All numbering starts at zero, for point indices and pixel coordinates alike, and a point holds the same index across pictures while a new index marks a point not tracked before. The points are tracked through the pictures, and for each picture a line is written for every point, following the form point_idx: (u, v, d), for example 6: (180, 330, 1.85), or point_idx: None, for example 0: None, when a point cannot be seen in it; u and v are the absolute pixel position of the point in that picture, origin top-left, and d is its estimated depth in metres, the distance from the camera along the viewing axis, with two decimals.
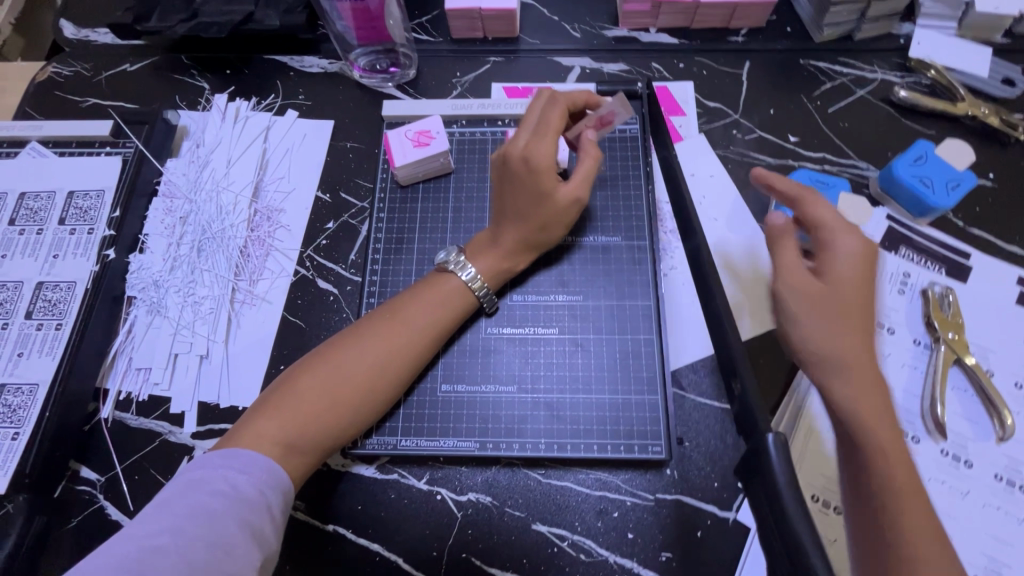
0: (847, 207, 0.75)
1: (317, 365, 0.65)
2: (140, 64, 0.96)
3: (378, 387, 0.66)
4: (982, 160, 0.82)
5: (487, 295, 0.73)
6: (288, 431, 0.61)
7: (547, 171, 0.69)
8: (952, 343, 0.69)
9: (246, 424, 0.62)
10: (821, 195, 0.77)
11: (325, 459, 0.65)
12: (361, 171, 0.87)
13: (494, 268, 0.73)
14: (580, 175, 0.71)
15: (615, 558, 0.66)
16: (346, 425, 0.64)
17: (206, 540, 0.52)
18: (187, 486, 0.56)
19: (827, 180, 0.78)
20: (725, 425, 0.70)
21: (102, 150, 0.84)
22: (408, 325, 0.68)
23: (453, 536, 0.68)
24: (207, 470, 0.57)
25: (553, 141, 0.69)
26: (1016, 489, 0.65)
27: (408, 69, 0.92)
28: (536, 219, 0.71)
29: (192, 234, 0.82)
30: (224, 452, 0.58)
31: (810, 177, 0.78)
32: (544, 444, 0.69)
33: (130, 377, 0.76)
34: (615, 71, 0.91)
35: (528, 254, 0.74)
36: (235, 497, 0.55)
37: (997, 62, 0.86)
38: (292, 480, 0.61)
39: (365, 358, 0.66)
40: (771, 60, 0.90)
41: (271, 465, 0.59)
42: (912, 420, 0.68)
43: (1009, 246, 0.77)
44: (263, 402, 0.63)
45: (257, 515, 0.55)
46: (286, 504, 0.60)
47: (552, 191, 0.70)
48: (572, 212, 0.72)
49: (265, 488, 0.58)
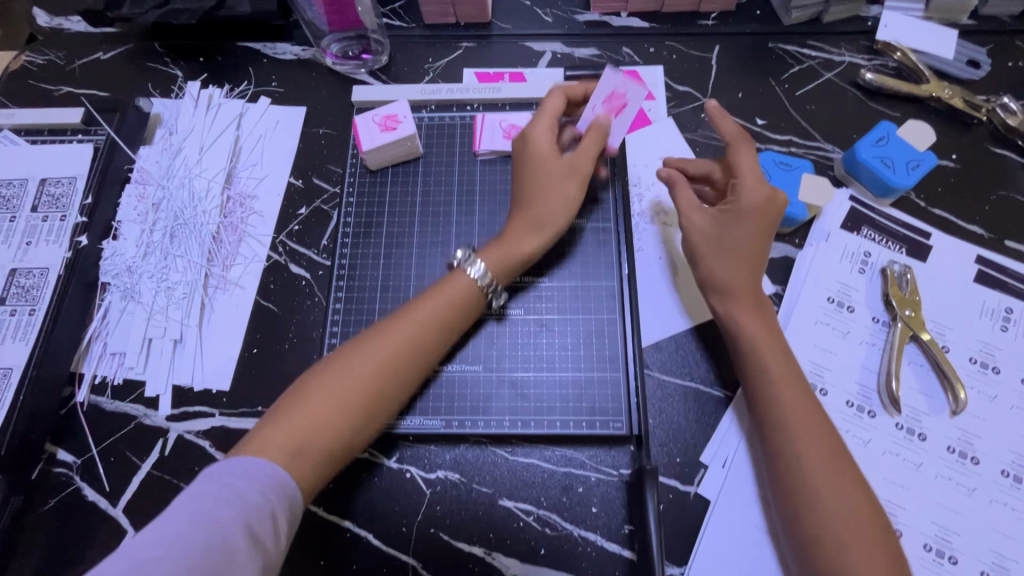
0: (810, 186, 0.74)
1: (323, 369, 0.64)
2: (113, 53, 0.96)
3: (384, 387, 0.64)
4: (945, 141, 0.83)
5: (493, 289, 0.71)
6: (296, 437, 0.60)
7: (545, 145, 0.73)
8: (909, 319, 0.71)
9: (253, 434, 0.60)
10: (787, 177, 0.77)
11: (336, 467, 0.63)
12: (333, 157, 0.87)
13: (501, 259, 0.71)
14: (585, 148, 0.73)
15: (579, 531, 0.68)
16: (353, 428, 0.62)
17: (211, 548, 0.50)
18: (194, 494, 0.54)
19: (796, 161, 0.78)
20: (688, 401, 0.71)
21: (74, 137, 0.85)
22: (415, 322, 0.67)
23: (422, 512, 0.69)
24: (212, 481, 0.55)
25: (551, 122, 0.75)
26: (968, 460, 0.66)
27: (381, 55, 0.92)
28: (543, 192, 0.72)
29: (164, 220, 0.83)
30: (231, 463, 0.57)
31: (778, 158, 0.78)
32: (509, 422, 0.71)
33: (105, 361, 0.78)
34: (586, 56, 0.92)
35: (535, 232, 0.72)
36: (241, 504, 0.53)
37: (962, 44, 0.87)
38: (299, 490, 0.59)
39: (369, 358, 0.65)
40: (740, 43, 0.90)
41: (276, 471, 0.57)
42: (868, 395, 0.69)
43: (969, 225, 0.78)
44: (273, 411, 0.62)
45: (262, 523, 0.53)
46: (292, 513, 0.58)
47: (553, 164, 0.73)
48: (578, 185, 0.73)
49: (271, 495, 0.56)
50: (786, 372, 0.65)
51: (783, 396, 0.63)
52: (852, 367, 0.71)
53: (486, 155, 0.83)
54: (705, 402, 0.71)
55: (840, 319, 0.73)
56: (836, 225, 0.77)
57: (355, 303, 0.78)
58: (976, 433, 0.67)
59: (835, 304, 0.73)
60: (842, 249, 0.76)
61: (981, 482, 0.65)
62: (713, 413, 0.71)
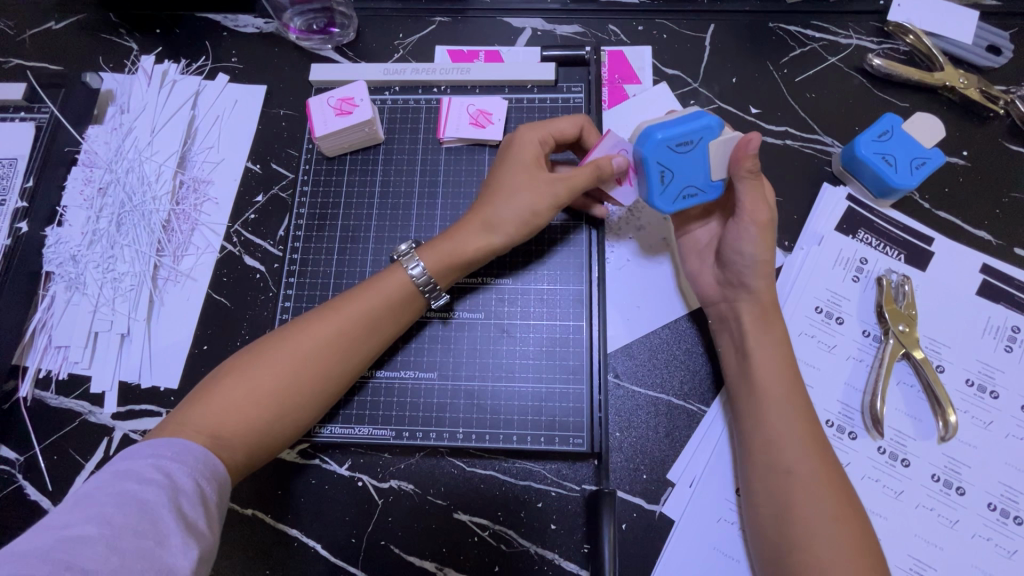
0: (717, 158, 0.61)
1: (251, 355, 0.60)
2: (65, 22, 0.89)
3: (313, 379, 0.60)
4: (956, 136, 0.75)
5: (433, 291, 0.65)
6: (218, 419, 0.56)
7: (531, 152, 0.66)
8: (902, 335, 0.65)
9: (177, 414, 0.56)
10: (690, 159, 0.60)
11: (263, 456, 0.59)
12: (293, 141, 0.81)
13: (441, 259, 0.65)
14: (571, 175, 0.64)
15: (536, 548, 0.64)
16: (277, 418, 0.58)
17: (137, 528, 0.45)
18: (113, 477, 0.49)
19: (697, 132, 0.59)
20: (658, 415, 0.67)
21: (16, 115, 0.80)
22: (350, 316, 0.62)
23: (372, 523, 0.66)
24: (136, 460, 0.51)
25: (549, 137, 0.68)
26: (953, 490, 0.62)
27: (347, 29, 0.85)
28: (507, 195, 0.65)
29: (111, 207, 0.78)
30: (155, 443, 0.53)
31: (671, 142, 0.59)
32: (463, 435, 0.67)
33: (49, 355, 0.74)
34: (569, 34, 0.84)
35: (484, 231, 0.65)
36: (168, 486, 0.49)
37: (983, 27, 0.79)
38: (225, 475, 0.55)
39: (295, 346, 0.60)
40: (739, 22, 0.82)
41: (200, 453, 0.53)
42: (851, 415, 0.64)
43: (977, 230, 0.71)
44: (198, 392, 0.58)
45: (190, 504, 0.49)
46: (222, 497, 0.54)
47: (532, 176, 0.65)
48: (547, 206, 0.65)
49: (200, 477, 0.52)
50: (784, 387, 0.60)
51: (778, 408, 0.59)
52: (835, 385, 0.65)
53: (452, 143, 0.78)
54: (677, 415, 0.67)
55: (826, 332, 0.67)
56: (829, 228, 0.71)
57: (306, 301, 0.74)
58: (966, 462, 0.63)
59: (823, 315, 0.68)
60: (835, 255, 0.70)
61: (966, 514, 0.61)
62: (684, 427, 0.66)
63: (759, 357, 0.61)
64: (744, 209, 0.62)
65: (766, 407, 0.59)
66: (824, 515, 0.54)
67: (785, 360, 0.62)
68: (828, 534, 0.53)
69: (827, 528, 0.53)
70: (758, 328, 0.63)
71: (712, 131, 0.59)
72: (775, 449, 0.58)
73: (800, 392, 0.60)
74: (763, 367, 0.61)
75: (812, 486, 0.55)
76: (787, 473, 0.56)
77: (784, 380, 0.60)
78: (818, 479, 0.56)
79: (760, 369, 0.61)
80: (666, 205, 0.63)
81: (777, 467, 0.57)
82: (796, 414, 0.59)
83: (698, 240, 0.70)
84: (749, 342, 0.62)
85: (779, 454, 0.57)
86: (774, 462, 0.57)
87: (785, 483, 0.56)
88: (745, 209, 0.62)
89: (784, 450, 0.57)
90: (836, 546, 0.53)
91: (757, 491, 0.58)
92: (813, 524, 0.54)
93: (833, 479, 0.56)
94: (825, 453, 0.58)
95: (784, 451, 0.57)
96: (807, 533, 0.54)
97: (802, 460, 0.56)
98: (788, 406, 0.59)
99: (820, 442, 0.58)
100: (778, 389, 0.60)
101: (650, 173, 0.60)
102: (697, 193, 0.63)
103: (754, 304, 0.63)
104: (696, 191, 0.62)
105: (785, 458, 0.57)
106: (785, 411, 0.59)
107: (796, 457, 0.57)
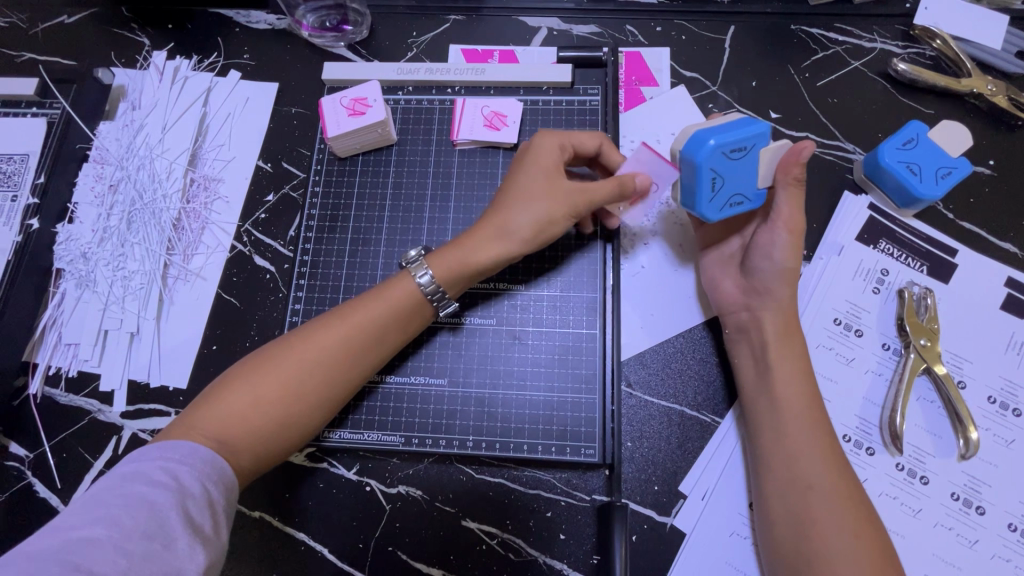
0: (767, 167, 0.60)
1: (258, 361, 0.59)
2: (77, 17, 0.88)
3: (319, 388, 0.59)
4: (982, 144, 0.73)
5: (443, 299, 0.64)
6: (225, 424, 0.55)
7: (552, 160, 0.65)
8: (923, 350, 0.64)
9: (183, 417, 0.56)
10: (742, 166, 0.59)
11: (269, 462, 0.58)
12: (305, 140, 0.81)
13: (450, 267, 0.63)
14: (595, 189, 0.62)
15: (545, 558, 0.63)
16: (283, 425, 0.57)
17: (145, 531, 0.45)
18: (122, 479, 0.49)
19: (751, 139, 0.58)
20: (671, 425, 0.66)
21: (29, 110, 0.80)
22: (356, 325, 0.61)
23: (379, 529, 0.65)
24: (144, 461, 0.50)
25: (569, 146, 0.66)
26: (973, 510, 0.61)
27: (361, 27, 0.83)
28: (525, 203, 0.63)
29: (122, 204, 0.78)
30: (162, 444, 0.52)
31: (724, 148, 0.57)
32: (472, 442, 0.66)
33: (60, 352, 0.74)
34: (585, 34, 0.82)
35: (494, 237, 0.63)
36: (176, 489, 0.49)
37: (1013, 31, 0.76)
38: (231, 481, 0.54)
39: (301, 355, 0.59)
40: (760, 24, 0.80)
41: (208, 456, 0.52)
42: (869, 431, 0.63)
43: (1002, 241, 0.69)
44: (204, 396, 0.57)
45: (198, 509, 0.49)
46: (230, 503, 0.53)
47: (553, 184, 0.64)
48: (567, 217, 0.63)
49: (207, 481, 0.51)
50: (800, 403, 0.59)
51: (795, 424, 0.58)
52: (853, 399, 0.64)
53: (465, 145, 0.76)
54: (689, 426, 0.66)
55: (844, 344, 0.66)
56: (850, 238, 0.69)
57: (317, 304, 0.73)
58: (987, 481, 0.61)
59: (841, 327, 0.67)
60: (856, 265, 0.68)
61: (985, 534, 0.60)
62: (698, 438, 0.65)
63: (777, 371, 0.60)
64: (780, 214, 0.62)
65: (784, 424, 0.58)
66: (840, 534, 0.53)
67: (799, 377, 0.60)
68: (845, 554, 0.52)
69: (847, 551, 0.52)
70: (775, 340, 0.61)
71: (764, 138, 0.59)
72: (791, 466, 0.57)
73: (816, 409, 0.59)
74: (780, 382, 0.60)
75: (830, 505, 0.54)
76: (804, 491, 0.55)
77: (801, 394, 0.59)
78: (835, 498, 0.54)
79: (771, 385, 0.60)
80: (713, 212, 0.61)
81: (792, 484, 0.56)
82: (813, 432, 0.58)
83: (718, 250, 0.68)
84: (767, 353, 0.61)
85: (795, 471, 0.56)
86: (789, 479, 0.56)
87: (802, 500, 0.55)
88: (781, 215, 0.61)
89: (801, 467, 0.56)
90: (853, 567, 0.51)
91: (774, 512, 0.57)
92: (829, 543, 0.53)
93: (851, 499, 0.55)
94: (844, 471, 0.56)
95: (801, 468, 0.56)
96: (824, 552, 0.53)
97: (819, 478, 0.55)
98: (805, 424, 0.58)
99: (838, 460, 0.57)
100: (795, 404, 0.59)
101: (702, 177, 0.59)
102: (744, 201, 0.61)
103: (772, 314, 0.62)
104: (743, 199, 0.61)
105: (803, 477, 0.56)
106: (803, 427, 0.58)
107: (813, 474, 0.56)
